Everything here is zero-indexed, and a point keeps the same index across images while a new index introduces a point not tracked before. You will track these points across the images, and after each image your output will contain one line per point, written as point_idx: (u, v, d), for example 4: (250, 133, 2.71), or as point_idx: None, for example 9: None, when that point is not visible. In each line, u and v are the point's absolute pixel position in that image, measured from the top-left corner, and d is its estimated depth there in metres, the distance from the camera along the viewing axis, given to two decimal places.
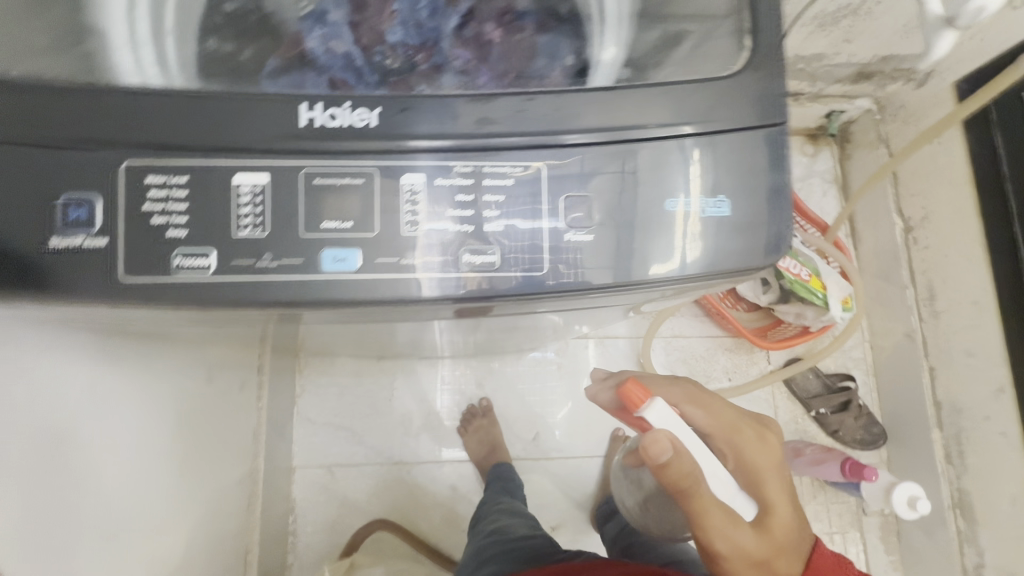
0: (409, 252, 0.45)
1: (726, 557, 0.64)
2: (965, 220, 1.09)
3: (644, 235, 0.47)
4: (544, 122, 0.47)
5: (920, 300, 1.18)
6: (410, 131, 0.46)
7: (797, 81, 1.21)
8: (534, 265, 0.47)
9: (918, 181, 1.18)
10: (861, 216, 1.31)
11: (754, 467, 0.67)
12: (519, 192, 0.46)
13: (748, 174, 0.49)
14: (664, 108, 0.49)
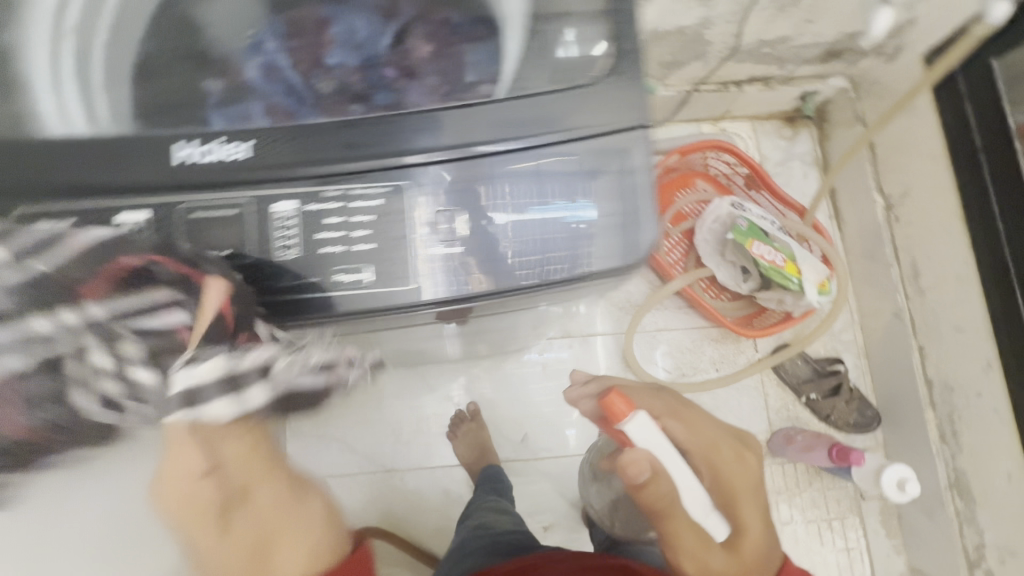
0: (289, 273, 0.52)
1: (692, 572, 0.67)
2: (942, 195, 1.07)
3: (505, 243, 0.54)
4: (415, 143, 0.53)
5: (906, 278, 1.17)
6: (285, 161, 0.52)
7: (763, 66, 1.19)
8: (401, 275, 0.53)
9: (897, 157, 1.16)
10: (843, 197, 1.30)
11: (731, 485, 0.69)
12: (389, 210, 0.52)
13: (606, 178, 0.54)
14: (533, 120, 0.54)
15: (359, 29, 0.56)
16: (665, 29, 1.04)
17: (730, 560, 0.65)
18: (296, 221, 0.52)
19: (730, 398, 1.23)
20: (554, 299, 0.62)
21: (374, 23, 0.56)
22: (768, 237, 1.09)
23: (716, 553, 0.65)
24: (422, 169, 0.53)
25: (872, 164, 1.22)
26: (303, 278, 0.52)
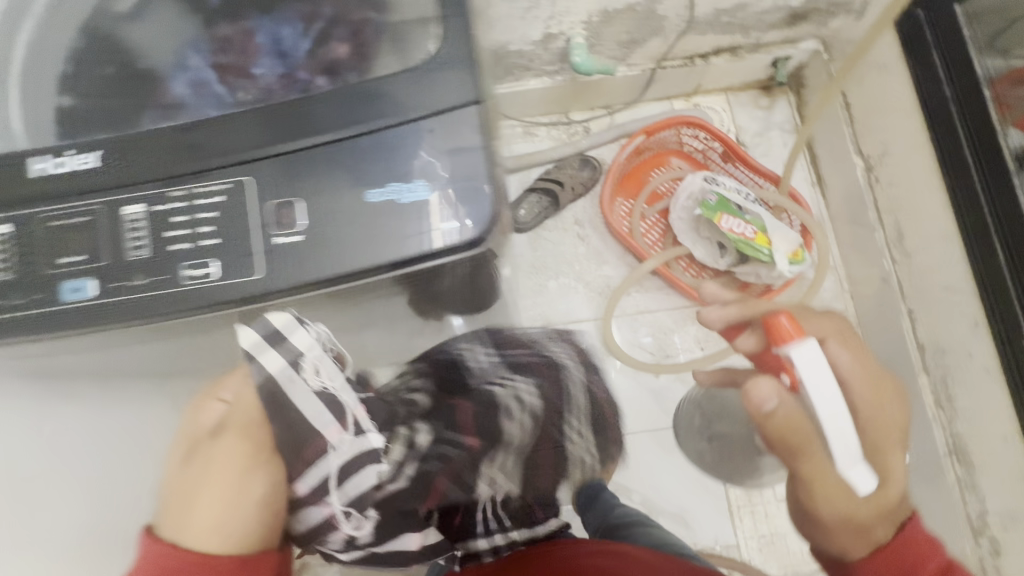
0: (144, 273, 0.50)
1: (827, 520, 0.63)
2: (918, 150, 1.02)
3: (340, 232, 0.51)
4: (247, 139, 0.52)
5: (891, 241, 1.12)
6: (139, 162, 0.52)
7: (728, 35, 1.17)
8: (247, 270, 0.51)
9: (873, 117, 1.12)
10: (825, 163, 1.26)
11: (881, 431, 0.63)
12: (231, 206, 0.51)
13: (448, 154, 0.53)
14: (376, 105, 0.53)
15: (283, 35, 0.64)
16: (615, 7, 1.03)
17: (866, 509, 0.61)
18: (144, 222, 0.50)
19: None
20: (425, 278, 0.59)
21: (297, 31, 0.64)
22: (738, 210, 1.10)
23: (851, 507, 0.61)
24: (261, 162, 0.51)
25: (850, 125, 1.18)
26: (150, 274, 0.50)
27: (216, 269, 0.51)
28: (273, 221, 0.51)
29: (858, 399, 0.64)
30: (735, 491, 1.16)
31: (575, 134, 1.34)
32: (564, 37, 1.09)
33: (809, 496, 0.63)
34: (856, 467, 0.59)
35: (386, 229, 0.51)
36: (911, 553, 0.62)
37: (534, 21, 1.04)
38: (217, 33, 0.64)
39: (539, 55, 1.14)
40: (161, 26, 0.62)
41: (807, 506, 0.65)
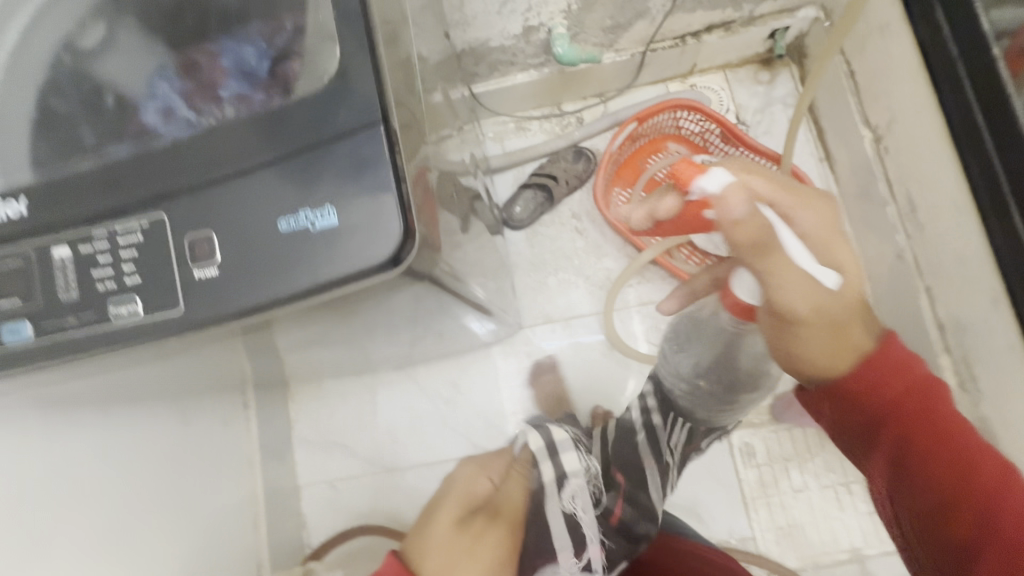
0: (116, 313, 0.33)
1: (801, 330, 0.69)
2: (926, 113, 0.95)
3: (257, 279, 0.33)
4: (160, 168, 0.33)
5: (904, 215, 1.06)
6: (50, 187, 0.34)
7: (718, 10, 1.12)
8: (165, 308, 0.33)
9: (876, 82, 1.05)
10: (833, 137, 1.20)
11: (819, 232, 0.69)
12: (158, 249, 0.33)
13: (353, 167, 0.32)
14: (288, 114, 0.33)
15: (245, 54, 0.60)
16: None
17: (836, 305, 0.69)
18: (72, 268, 0.33)
19: None
20: (394, 289, 0.42)
21: (258, 49, 0.59)
22: None
23: (819, 305, 0.67)
24: (176, 190, 0.33)
25: (855, 94, 1.11)
26: (81, 333, 0.33)
27: (147, 315, 0.33)
28: (187, 256, 0.33)
29: (807, 227, 0.69)
30: (749, 481, 1.14)
31: (568, 125, 1.31)
32: (545, 28, 1.07)
33: (784, 322, 0.68)
34: (814, 269, 0.66)
35: (314, 281, 0.32)
36: (877, 361, 0.74)
37: (511, 16, 1.03)
38: (184, 57, 0.61)
39: (522, 48, 1.12)
40: (124, 54, 0.61)
41: (779, 331, 0.70)
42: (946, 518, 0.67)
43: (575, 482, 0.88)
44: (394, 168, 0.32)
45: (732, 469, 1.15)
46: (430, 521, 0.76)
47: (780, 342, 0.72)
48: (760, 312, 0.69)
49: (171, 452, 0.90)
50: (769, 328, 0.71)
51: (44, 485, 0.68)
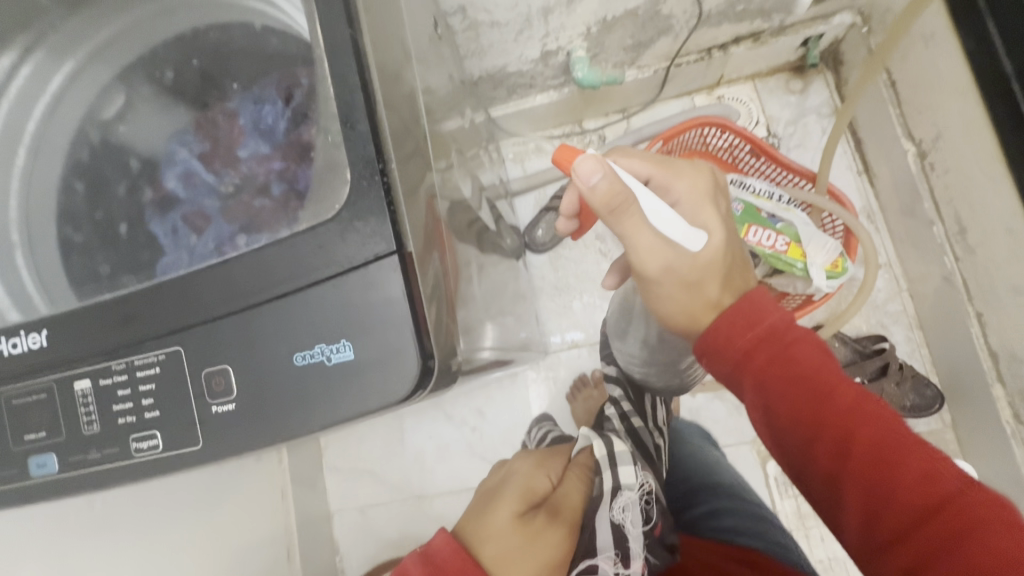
0: (135, 448, 0.33)
1: (694, 304, 0.65)
2: (979, 130, 0.88)
3: (272, 417, 0.32)
4: (180, 303, 0.33)
5: (952, 235, 0.99)
6: (70, 318, 0.34)
7: (746, 22, 1.06)
8: (182, 445, 0.32)
9: (922, 95, 0.98)
10: (871, 149, 1.13)
11: (686, 203, 0.67)
12: (175, 386, 0.32)
13: (371, 302, 0.31)
14: (301, 241, 0.32)
15: (263, 113, 0.54)
16: (614, 14, 0.96)
17: (694, 265, 0.63)
18: (90, 401, 0.33)
19: None
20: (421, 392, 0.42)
21: (278, 106, 0.53)
22: (767, 218, 1.01)
23: (694, 276, 0.63)
24: (194, 323, 0.32)
25: (897, 105, 1.04)
26: (102, 464, 0.33)
27: (166, 449, 0.33)
28: (204, 389, 0.32)
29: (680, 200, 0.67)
30: (786, 513, 1.10)
31: (589, 144, 1.27)
32: (564, 51, 1.03)
33: (663, 295, 0.66)
34: (684, 233, 0.62)
35: (331, 419, 0.32)
36: (743, 313, 0.61)
37: (528, 42, 0.99)
38: (201, 116, 0.57)
39: (541, 72, 1.08)
40: (145, 119, 0.57)
41: (687, 318, 0.66)
42: (830, 471, 0.55)
43: (629, 493, 0.80)
44: (411, 302, 0.31)
45: (767, 500, 1.12)
46: (492, 505, 0.75)
47: (695, 327, 0.66)
48: (644, 292, 0.68)
49: (209, 495, 0.91)
50: (679, 305, 0.66)
51: (87, 543, 0.69)
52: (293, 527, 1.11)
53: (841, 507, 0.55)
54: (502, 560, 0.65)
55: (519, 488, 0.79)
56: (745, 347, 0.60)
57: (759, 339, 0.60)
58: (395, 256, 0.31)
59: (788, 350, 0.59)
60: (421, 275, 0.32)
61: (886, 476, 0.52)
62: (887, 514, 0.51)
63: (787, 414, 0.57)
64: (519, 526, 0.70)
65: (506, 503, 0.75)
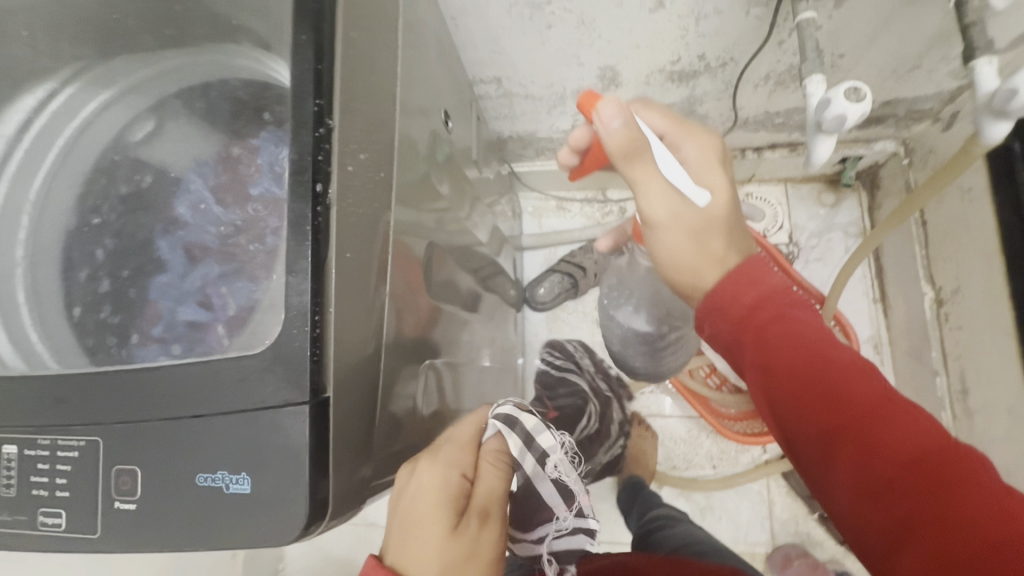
0: (41, 519, 0.35)
1: (697, 261, 0.56)
2: (996, 299, 0.85)
3: (166, 527, 0.33)
4: (105, 398, 0.34)
5: (954, 393, 0.96)
6: (12, 385, 0.36)
7: (783, 133, 1.04)
8: (83, 529, 0.34)
9: (949, 245, 0.95)
10: (891, 280, 1.10)
11: (694, 161, 0.59)
12: (88, 472, 0.34)
13: (273, 444, 0.32)
14: (220, 371, 0.33)
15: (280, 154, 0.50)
16: None
17: (698, 222, 0.56)
18: (12, 467, 0.35)
19: (726, 499, 1.12)
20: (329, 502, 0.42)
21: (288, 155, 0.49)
22: None
23: (699, 227, 0.56)
24: (114, 421, 0.34)
25: (923, 246, 1.01)
26: (9, 526, 0.35)
27: (69, 527, 0.35)
28: (112, 484, 0.34)
29: (690, 161, 0.59)
30: None
31: (609, 214, 1.26)
32: None
33: (662, 243, 0.58)
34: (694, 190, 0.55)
35: (221, 540, 0.33)
36: (746, 272, 0.53)
37: (560, 115, 0.99)
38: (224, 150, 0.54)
39: None
40: (169, 143, 0.56)
41: (688, 274, 0.57)
42: (827, 437, 0.45)
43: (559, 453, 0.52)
44: (314, 451, 0.32)
45: None
46: (395, 520, 0.46)
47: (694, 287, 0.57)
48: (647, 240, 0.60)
49: None
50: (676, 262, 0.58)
51: None
52: None
53: (834, 479, 0.45)
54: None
55: (419, 506, 0.46)
56: (747, 306, 0.52)
57: (761, 294, 0.52)
58: (306, 406, 0.32)
59: (792, 311, 0.51)
60: (333, 419, 0.34)
61: (895, 437, 0.42)
62: (899, 490, 0.41)
63: (783, 375, 0.48)
64: (457, 554, 0.44)
65: (416, 526, 0.45)
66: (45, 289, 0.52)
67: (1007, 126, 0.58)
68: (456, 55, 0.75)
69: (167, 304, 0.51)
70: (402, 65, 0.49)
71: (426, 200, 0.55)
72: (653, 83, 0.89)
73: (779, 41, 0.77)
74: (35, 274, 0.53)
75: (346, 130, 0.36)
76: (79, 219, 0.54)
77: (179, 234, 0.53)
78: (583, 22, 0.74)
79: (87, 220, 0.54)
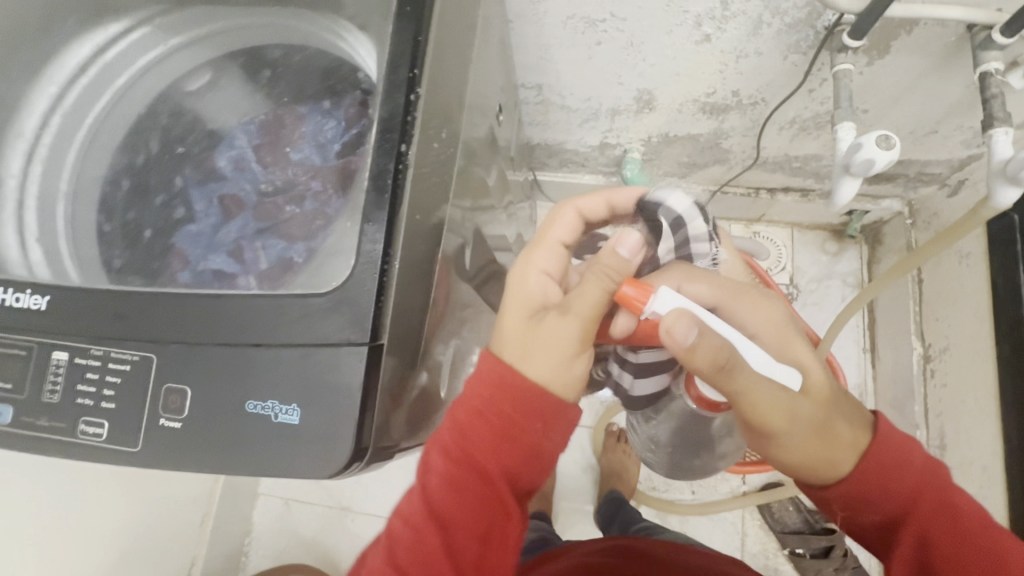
0: (83, 429, 0.36)
1: (803, 453, 0.51)
2: (983, 359, 0.89)
3: (205, 450, 0.35)
4: (163, 321, 0.36)
5: (931, 447, 0.99)
6: (68, 300, 0.37)
7: (799, 178, 1.08)
8: (124, 444, 0.35)
9: (941, 305, 1.00)
10: (880, 334, 1.14)
11: (772, 337, 0.53)
12: (138, 388, 0.36)
13: (329, 380, 0.34)
14: (283, 311, 0.35)
15: (327, 125, 0.53)
16: (677, 134, 0.99)
17: (807, 409, 0.50)
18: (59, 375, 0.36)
19: (701, 525, 1.13)
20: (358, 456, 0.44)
21: (341, 126, 0.53)
22: None
23: (818, 419, 0.50)
24: (171, 342, 0.36)
25: (917, 303, 1.05)
26: (50, 432, 0.36)
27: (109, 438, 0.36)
28: (161, 403, 0.35)
29: (756, 327, 0.54)
30: None
31: None
32: (622, 148, 1.07)
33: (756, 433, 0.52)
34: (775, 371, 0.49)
35: (264, 467, 0.35)
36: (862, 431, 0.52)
37: (591, 130, 1.03)
38: (272, 114, 0.56)
39: (595, 157, 1.12)
40: (223, 97, 0.57)
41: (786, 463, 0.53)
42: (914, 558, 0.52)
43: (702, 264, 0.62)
44: (364, 395, 0.34)
45: None
46: (496, 328, 0.52)
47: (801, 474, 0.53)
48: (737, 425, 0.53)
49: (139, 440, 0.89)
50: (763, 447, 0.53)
51: None
52: (216, 496, 1.08)
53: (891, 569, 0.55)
54: (524, 364, 0.49)
55: (528, 291, 0.52)
56: (866, 462, 0.51)
57: (891, 453, 0.52)
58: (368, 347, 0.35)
59: (882, 454, 0.52)
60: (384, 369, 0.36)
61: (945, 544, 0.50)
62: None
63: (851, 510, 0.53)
64: (531, 341, 0.49)
65: (509, 336, 0.50)
66: (109, 211, 0.53)
67: (1016, 193, 0.62)
68: (508, 56, 0.78)
69: (196, 250, 0.51)
70: (468, 55, 0.52)
71: (468, 186, 0.57)
72: (685, 112, 0.92)
73: (810, 89, 0.82)
74: (70, 203, 0.53)
75: (430, 103, 0.40)
76: (125, 156, 0.55)
77: (213, 186, 0.54)
78: (631, 43, 0.78)
79: (171, 148, 0.55)
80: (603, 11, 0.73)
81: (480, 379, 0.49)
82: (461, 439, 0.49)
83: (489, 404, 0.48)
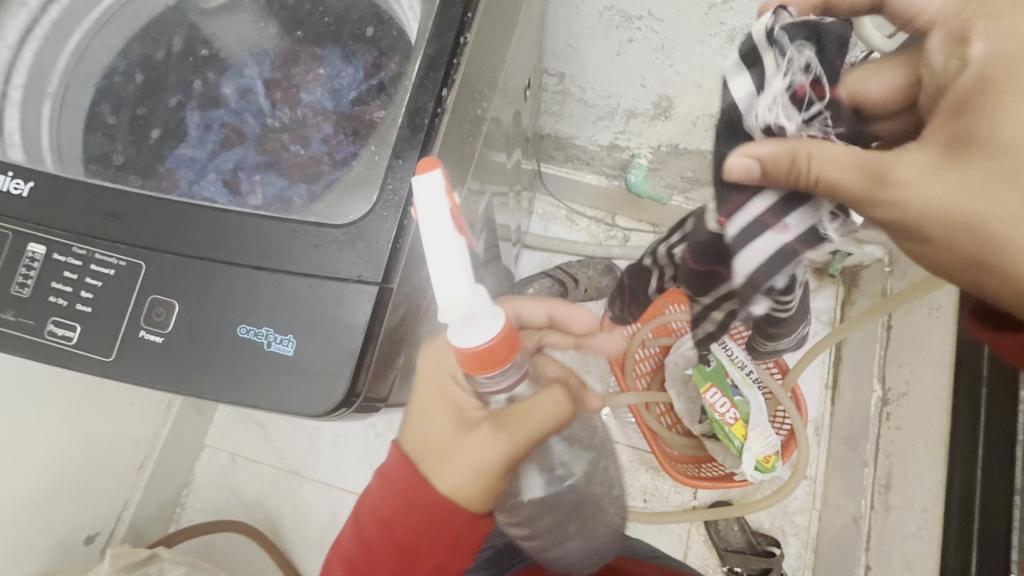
0: (63, 324, 0.40)
1: (985, 182, 0.32)
2: (935, 406, 0.93)
3: (185, 364, 0.39)
4: (157, 231, 0.40)
5: (877, 485, 1.03)
6: (63, 201, 0.41)
7: None
8: (96, 346, 0.39)
9: (905, 352, 1.04)
10: (845, 373, 1.18)
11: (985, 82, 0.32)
12: (119, 292, 0.40)
13: (315, 314, 0.39)
14: (281, 243, 0.39)
15: (345, 71, 0.51)
16: (687, 147, 0.99)
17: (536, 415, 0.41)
18: (35, 266, 0.40)
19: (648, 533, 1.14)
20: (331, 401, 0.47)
21: (361, 71, 0.50)
22: (729, 385, 0.96)
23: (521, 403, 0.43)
24: (164, 253, 0.40)
25: (883, 349, 1.09)
26: (26, 320, 0.40)
27: (77, 343, 0.40)
28: (146, 312, 0.39)
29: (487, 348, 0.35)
30: None
31: (612, 239, 1.26)
32: (630, 152, 1.06)
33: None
34: (478, 310, 0.34)
35: (243, 390, 0.38)
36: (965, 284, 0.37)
37: (603, 129, 1.02)
38: (289, 46, 0.53)
39: (602, 157, 1.11)
40: (239, 20, 0.53)
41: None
42: None
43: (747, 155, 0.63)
44: (366, 336, 0.38)
45: None
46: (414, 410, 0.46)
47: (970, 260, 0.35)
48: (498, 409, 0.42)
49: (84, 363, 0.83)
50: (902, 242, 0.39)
51: None
52: (161, 440, 1.03)
53: None
54: (432, 466, 0.42)
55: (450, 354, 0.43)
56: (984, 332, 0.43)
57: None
58: (374, 287, 0.38)
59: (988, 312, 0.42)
60: (387, 310, 0.39)
61: None
62: None
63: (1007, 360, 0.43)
64: (437, 440, 0.43)
65: (425, 424, 0.44)
66: (113, 105, 0.49)
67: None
68: (541, 37, 0.76)
69: (185, 174, 0.47)
70: (506, 20, 0.50)
71: (486, 156, 0.55)
72: (700, 126, 0.93)
73: None
74: (53, 96, 0.49)
75: (465, 70, 0.42)
76: (124, 60, 0.51)
77: (212, 110, 0.51)
78: (663, 46, 0.78)
79: (195, 49, 0.52)
80: (642, 8, 0.73)
81: (379, 487, 0.44)
82: (366, 557, 0.45)
83: (388, 519, 0.43)
